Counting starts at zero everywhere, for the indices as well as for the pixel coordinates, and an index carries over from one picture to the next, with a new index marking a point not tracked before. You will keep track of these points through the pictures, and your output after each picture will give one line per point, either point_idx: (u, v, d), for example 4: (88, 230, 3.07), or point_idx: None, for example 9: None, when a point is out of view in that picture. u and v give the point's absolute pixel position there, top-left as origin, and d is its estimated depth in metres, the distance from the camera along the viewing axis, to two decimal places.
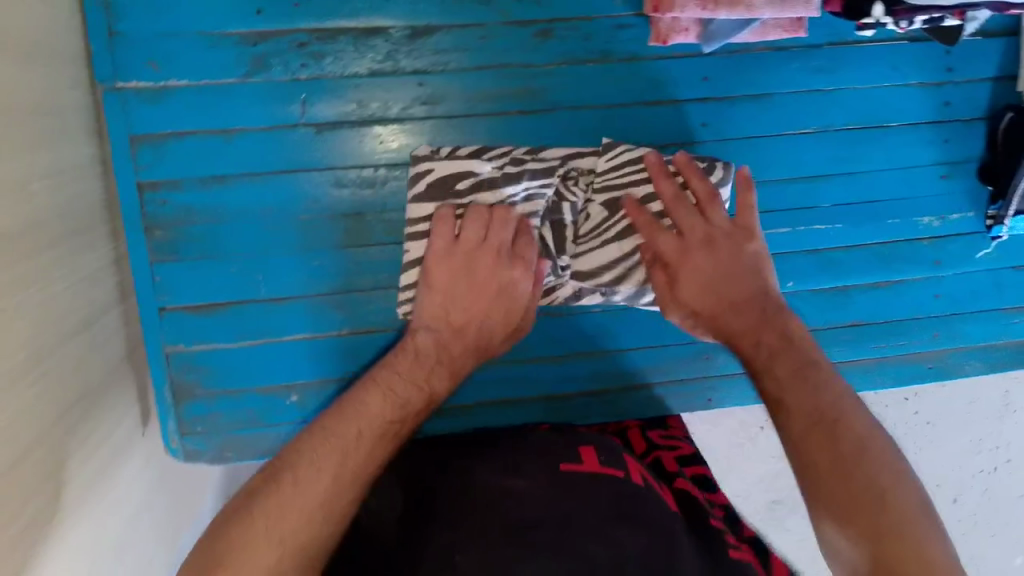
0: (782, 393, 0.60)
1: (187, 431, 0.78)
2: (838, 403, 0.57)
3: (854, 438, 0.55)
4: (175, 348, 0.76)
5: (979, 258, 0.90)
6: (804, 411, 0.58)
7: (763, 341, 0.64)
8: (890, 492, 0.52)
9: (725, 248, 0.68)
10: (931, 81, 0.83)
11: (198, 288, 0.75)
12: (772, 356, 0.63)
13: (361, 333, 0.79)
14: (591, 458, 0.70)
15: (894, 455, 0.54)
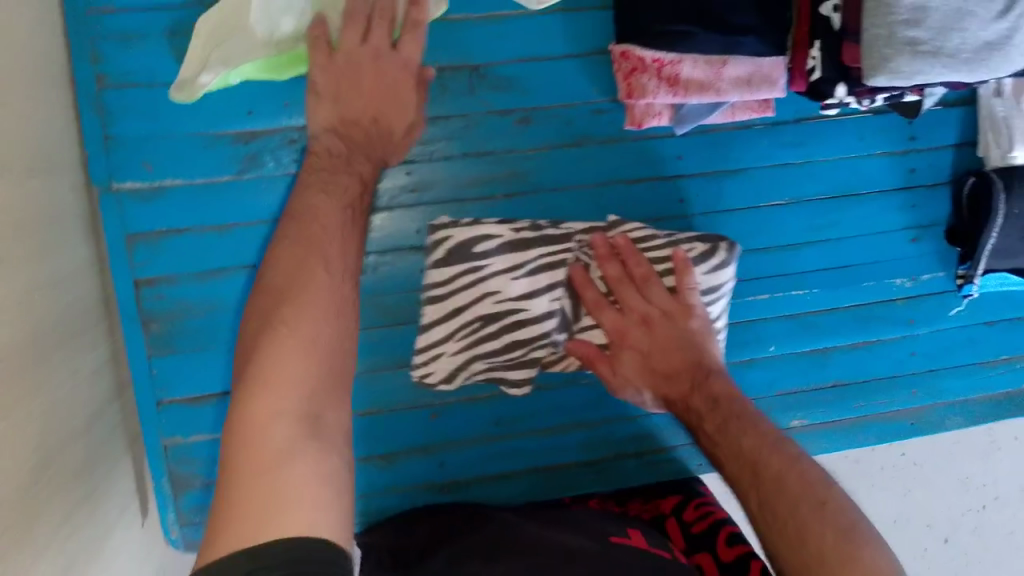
0: (714, 444, 0.63)
1: (188, 523, 0.79)
2: (760, 442, 0.61)
3: (775, 462, 0.58)
4: (173, 442, 0.77)
5: (954, 315, 0.93)
6: (733, 461, 0.61)
7: (695, 404, 0.67)
8: (816, 533, 0.52)
9: (658, 327, 0.71)
10: (896, 151, 0.87)
11: (193, 380, 0.76)
12: (713, 429, 0.64)
13: (379, 416, 0.84)
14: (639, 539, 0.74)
15: (828, 507, 0.54)
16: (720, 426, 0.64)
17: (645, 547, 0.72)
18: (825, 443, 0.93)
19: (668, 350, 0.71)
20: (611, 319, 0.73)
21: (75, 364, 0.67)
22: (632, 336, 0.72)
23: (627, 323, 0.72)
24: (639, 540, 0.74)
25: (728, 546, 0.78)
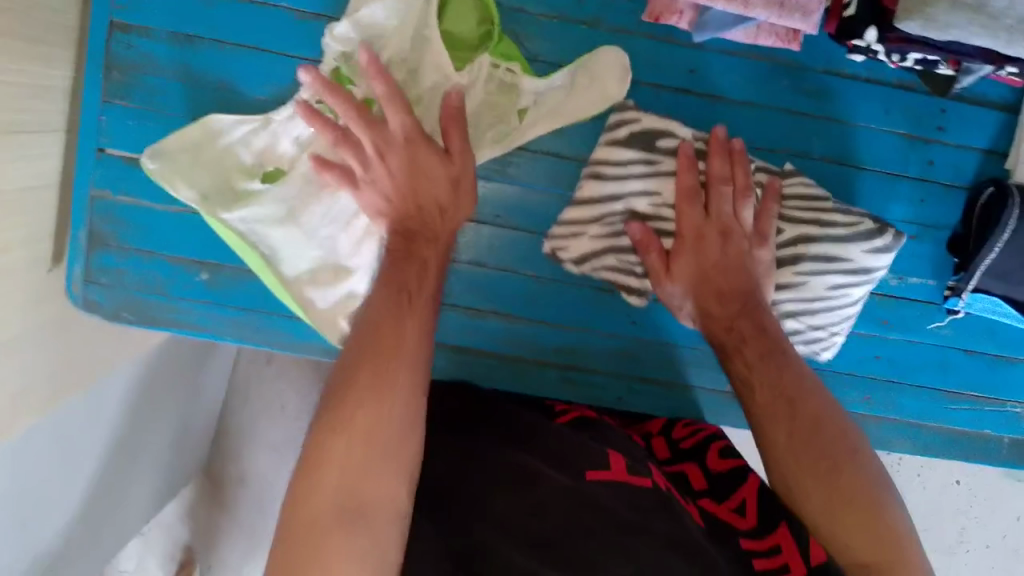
0: (749, 373, 0.67)
1: (92, 281, 0.77)
2: (814, 398, 0.64)
3: (820, 405, 0.64)
4: (101, 195, 0.76)
5: (931, 330, 0.87)
6: (765, 392, 0.65)
7: (739, 328, 0.70)
8: (863, 495, 0.59)
9: (725, 275, 0.72)
10: (918, 136, 0.83)
11: (139, 140, 0.75)
12: (744, 365, 0.68)
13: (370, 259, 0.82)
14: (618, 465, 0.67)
15: (858, 458, 0.62)
16: (754, 386, 0.66)
17: (626, 480, 0.65)
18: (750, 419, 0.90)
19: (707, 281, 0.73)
20: (716, 267, 0.73)
21: (26, 71, 0.66)
22: (712, 277, 0.73)
23: (705, 259, 0.73)
24: (621, 470, 0.66)
25: (717, 457, 0.73)
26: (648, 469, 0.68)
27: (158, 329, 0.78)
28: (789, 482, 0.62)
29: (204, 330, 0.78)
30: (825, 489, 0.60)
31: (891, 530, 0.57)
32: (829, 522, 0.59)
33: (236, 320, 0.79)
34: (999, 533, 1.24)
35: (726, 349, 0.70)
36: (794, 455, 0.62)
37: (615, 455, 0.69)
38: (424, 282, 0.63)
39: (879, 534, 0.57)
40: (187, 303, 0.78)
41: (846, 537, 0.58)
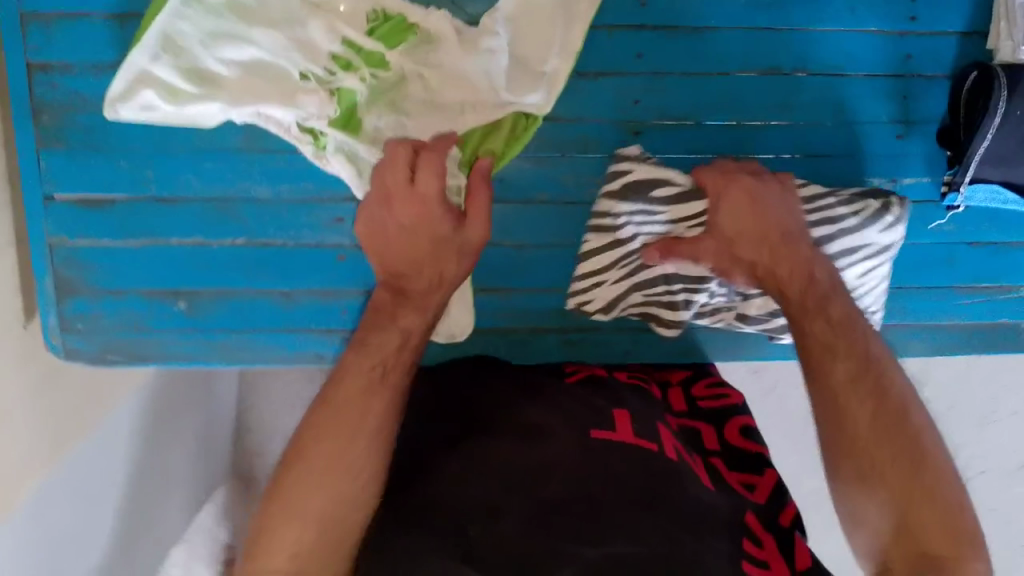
0: (847, 403, 0.65)
1: (69, 329, 0.75)
2: (907, 408, 0.65)
3: (919, 431, 0.63)
4: (60, 242, 0.73)
5: (931, 230, 0.84)
6: (861, 411, 0.65)
7: (823, 334, 0.69)
8: (937, 482, 0.61)
9: (846, 334, 0.68)
10: (892, 31, 0.78)
11: (87, 180, 0.72)
12: (845, 380, 0.66)
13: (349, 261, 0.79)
14: (625, 427, 0.74)
15: (939, 455, 0.63)
16: (858, 417, 0.65)
17: (632, 443, 0.72)
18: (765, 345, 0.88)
19: (803, 332, 0.69)
20: (823, 321, 0.69)
21: None
22: (801, 325, 0.69)
23: (809, 306, 0.70)
24: (627, 432, 0.73)
25: (737, 434, 0.79)
26: (654, 429, 0.75)
27: (146, 365, 0.78)
28: (865, 472, 0.63)
29: (194, 358, 0.77)
30: (901, 481, 0.61)
31: (952, 523, 0.59)
32: (897, 515, 0.60)
33: (223, 343, 0.77)
34: None
35: (833, 384, 0.66)
36: (871, 451, 0.63)
37: (623, 415, 0.75)
38: (410, 219, 0.69)
39: (940, 519, 0.59)
40: (171, 334, 0.77)
41: (912, 518, 0.60)
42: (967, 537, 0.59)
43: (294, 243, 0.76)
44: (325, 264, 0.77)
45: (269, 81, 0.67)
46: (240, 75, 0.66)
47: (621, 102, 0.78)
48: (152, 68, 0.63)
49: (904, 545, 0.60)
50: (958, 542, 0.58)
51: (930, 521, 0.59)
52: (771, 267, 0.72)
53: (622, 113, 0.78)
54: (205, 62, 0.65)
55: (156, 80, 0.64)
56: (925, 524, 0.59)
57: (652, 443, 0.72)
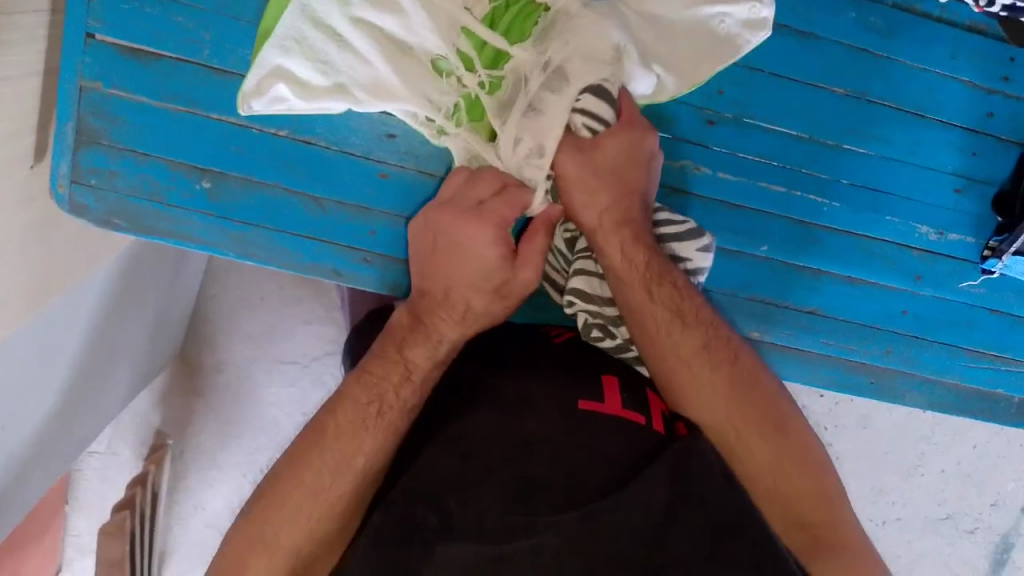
0: (683, 395, 0.65)
1: (81, 182, 0.69)
2: (755, 374, 0.66)
3: (770, 396, 0.65)
4: (91, 87, 0.67)
5: (963, 289, 0.84)
6: (709, 430, 0.64)
7: (656, 307, 0.66)
8: (790, 448, 0.63)
9: (690, 307, 0.67)
10: (983, 85, 0.77)
11: (137, 27, 0.66)
12: (670, 371, 0.66)
13: (401, 169, 0.73)
14: (613, 397, 0.65)
15: (774, 419, 0.64)
16: (709, 389, 0.64)
17: (619, 416, 0.63)
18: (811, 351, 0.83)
19: (663, 305, 0.66)
20: (664, 290, 0.67)
21: None
22: (642, 292, 0.66)
23: (658, 271, 0.67)
24: (616, 404, 0.65)
25: None
26: (642, 397, 0.67)
27: (152, 240, 0.71)
28: (730, 442, 0.63)
29: (205, 244, 0.72)
30: (770, 442, 0.63)
31: (809, 482, 0.62)
32: (763, 482, 0.62)
33: (240, 236, 0.72)
34: (954, 459, 1.31)
35: (692, 348, 0.66)
36: (730, 425, 0.63)
37: (611, 379, 0.68)
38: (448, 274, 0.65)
39: (805, 481, 0.62)
40: (188, 213, 0.71)
41: (779, 487, 0.62)
42: (821, 493, 0.62)
43: (338, 149, 0.72)
44: (365, 177, 0.73)
45: (404, 80, 0.65)
46: (378, 64, 0.64)
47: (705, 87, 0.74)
48: (284, 61, 0.62)
49: (776, 508, 0.62)
50: (818, 501, 0.62)
51: (797, 482, 0.62)
52: (619, 236, 0.67)
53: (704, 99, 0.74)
54: (334, 55, 0.63)
55: (289, 74, 0.63)
56: (790, 491, 0.62)
57: (639, 414, 0.65)
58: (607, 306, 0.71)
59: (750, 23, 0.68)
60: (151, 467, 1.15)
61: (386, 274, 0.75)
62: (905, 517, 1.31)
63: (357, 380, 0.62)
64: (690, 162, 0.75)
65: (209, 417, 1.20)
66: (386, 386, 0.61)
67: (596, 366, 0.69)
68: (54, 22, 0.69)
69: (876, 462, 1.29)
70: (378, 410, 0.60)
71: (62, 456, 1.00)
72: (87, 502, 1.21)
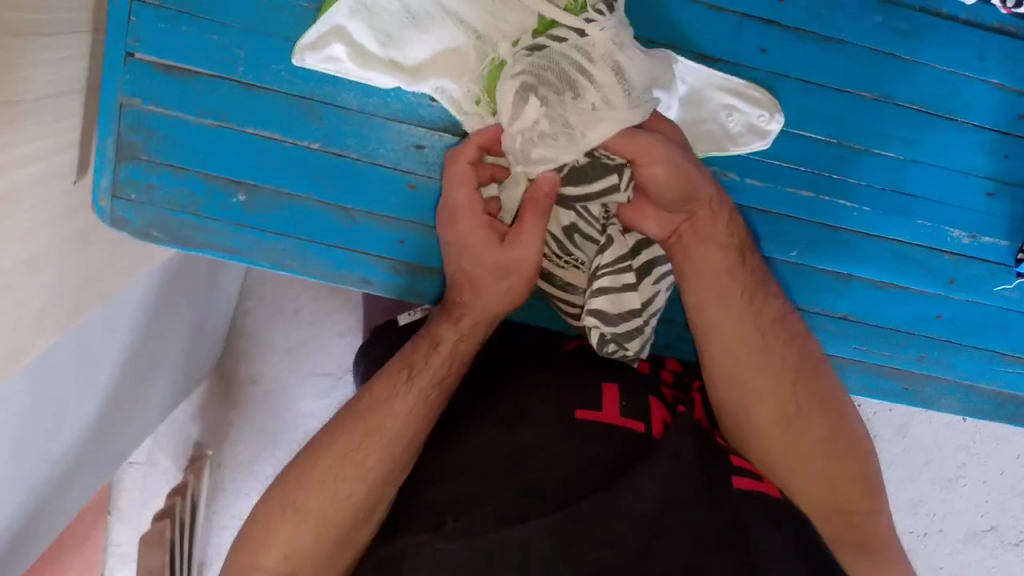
0: (744, 369, 0.66)
1: (121, 195, 0.72)
2: (818, 363, 0.68)
3: (827, 385, 0.67)
4: (131, 104, 0.69)
5: (996, 292, 0.83)
6: (768, 408, 0.65)
7: (733, 285, 0.68)
8: (844, 429, 0.65)
9: (761, 295, 0.69)
10: (1013, 87, 0.77)
11: (173, 46, 0.68)
12: (733, 348, 0.67)
13: (429, 179, 0.74)
14: (612, 405, 0.65)
15: (831, 400, 0.66)
16: (775, 369, 0.66)
17: (617, 424, 0.63)
18: (843, 356, 0.83)
19: (722, 283, 0.68)
20: (741, 272, 0.69)
21: None
22: (711, 277, 0.68)
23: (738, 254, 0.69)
24: (614, 412, 0.65)
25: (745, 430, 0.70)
26: (643, 404, 0.67)
27: (189, 251, 0.74)
28: (788, 416, 0.65)
29: (240, 253, 0.74)
30: (824, 423, 0.65)
31: (860, 473, 0.64)
32: (813, 461, 0.64)
33: (274, 246, 0.74)
34: (996, 470, 1.28)
35: (761, 328, 0.67)
36: (792, 403, 0.65)
37: (611, 387, 0.68)
38: (502, 300, 0.68)
39: (855, 471, 0.64)
40: (222, 224, 0.73)
41: (829, 470, 0.63)
42: (870, 481, 0.64)
43: (368, 160, 0.73)
44: (395, 189, 0.74)
45: (444, 56, 0.69)
46: (424, 49, 0.69)
47: None
48: (347, 24, 0.67)
49: (816, 489, 0.63)
50: (864, 493, 0.63)
51: (848, 465, 0.64)
52: (694, 220, 0.68)
53: None
54: (394, 28, 0.68)
55: (346, 36, 0.67)
56: (838, 476, 0.63)
57: (639, 422, 0.64)
58: (622, 323, 0.70)
59: (754, 129, 0.74)
60: (190, 477, 1.16)
61: (414, 282, 0.77)
62: (945, 529, 1.28)
63: (395, 357, 0.67)
64: (716, 169, 0.76)
65: (246, 426, 1.21)
66: (418, 356, 0.66)
67: (594, 377, 0.69)
68: (94, 42, 0.71)
69: (916, 471, 1.27)
70: (409, 376, 0.64)
71: (100, 467, 1.02)
72: (127, 509, 1.23)
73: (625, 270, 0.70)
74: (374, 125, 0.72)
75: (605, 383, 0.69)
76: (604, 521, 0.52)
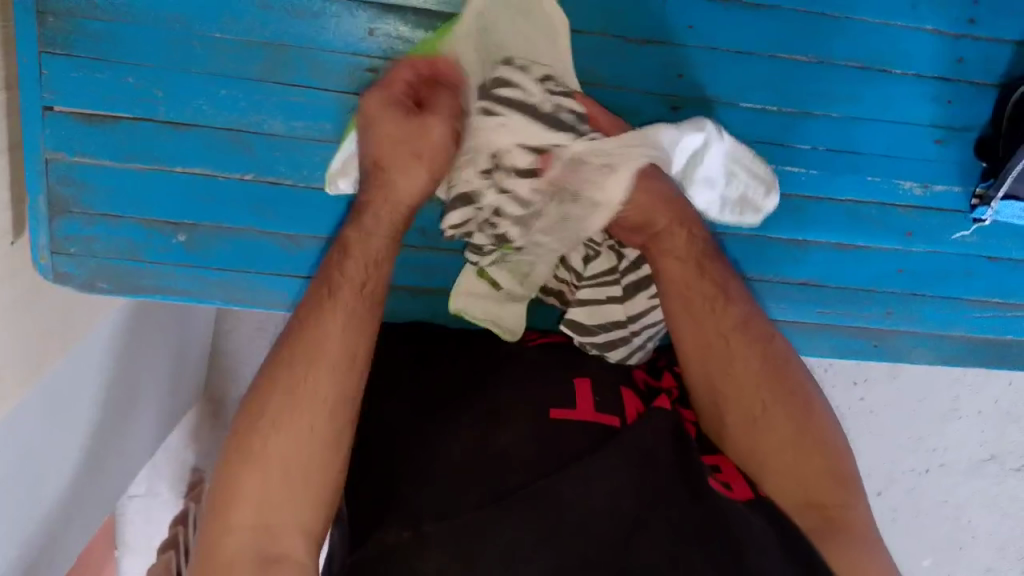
0: (711, 367, 0.62)
1: (59, 252, 0.70)
2: (791, 359, 0.63)
3: (802, 381, 0.62)
4: (57, 158, 0.68)
5: (955, 239, 0.82)
6: (733, 404, 0.61)
7: (696, 284, 0.63)
8: (816, 426, 0.60)
9: (732, 285, 0.64)
10: (950, 31, 0.75)
11: (92, 94, 0.67)
12: (702, 344, 0.62)
13: None
14: (585, 400, 0.62)
15: (804, 396, 0.61)
16: (745, 365, 0.61)
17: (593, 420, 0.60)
18: (810, 320, 0.83)
19: (694, 285, 0.63)
20: (708, 267, 0.64)
21: None
22: (681, 282, 0.63)
23: (700, 253, 0.64)
24: (588, 408, 0.61)
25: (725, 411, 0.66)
26: (618, 397, 0.64)
27: (137, 297, 0.73)
28: (753, 417, 0.60)
29: (189, 294, 0.73)
30: (796, 424, 0.60)
31: (834, 467, 0.59)
32: (787, 461, 0.59)
33: (221, 282, 0.73)
34: (990, 399, 1.22)
35: (730, 327, 0.62)
36: (760, 401, 0.61)
37: (583, 382, 0.65)
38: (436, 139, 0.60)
39: (830, 467, 0.59)
40: (166, 268, 0.72)
41: (798, 469, 0.59)
42: (845, 479, 0.59)
43: (305, 184, 0.72)
44: (337, 211, 0.73)
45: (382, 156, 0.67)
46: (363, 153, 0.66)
47: (663, 75, 0.73)
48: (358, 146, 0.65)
49: (789, 488, 0.59)
50: (840, 488, 0.59)
51: (819, 463, 0.59)
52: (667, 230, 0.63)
53: (664, 87, 0.74)
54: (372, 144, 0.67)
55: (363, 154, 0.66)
56: (809, 474, 0.59)
57: (613, 417, 0.61)
58: (603, 332, 0.71)
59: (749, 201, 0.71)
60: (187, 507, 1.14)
61: None
62: (948, 463, 1.23)
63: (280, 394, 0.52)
64: None
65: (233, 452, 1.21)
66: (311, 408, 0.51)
67: (564, 371, 0.66)
68: (9, 99, 0.69)
69: (911, 411, 1.21)
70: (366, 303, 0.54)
71: (99, 513, 1.00)
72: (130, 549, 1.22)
73: (608, 283, 0.72)
74: (307, 148, 0.71)
75: (576, 378, 0.65)
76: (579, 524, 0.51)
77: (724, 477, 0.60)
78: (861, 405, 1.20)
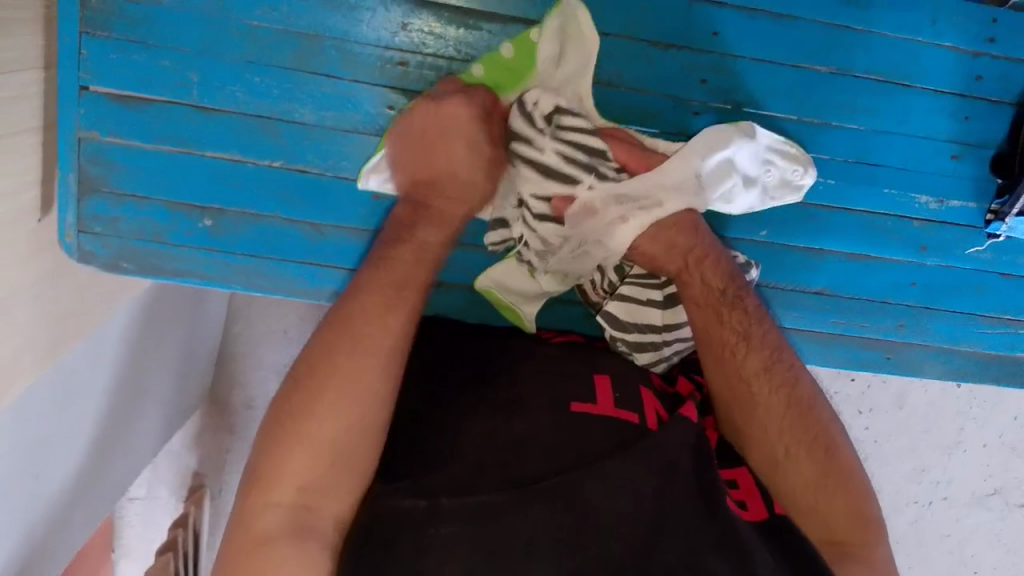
0: (738, 409, 0.65)
1: (86, 229, 0.71)
2: (815, 402, 0.65)
3: (825, 423, 0.64)
4: (90, 136, 0.69)
5: (970, 255, 0.83)
6: (758, 445, 0.64)
7: (723, 329, 0.66)
8: (839, 469, 0.62)
9: (758, 332, 0.66)
10: (968, 48, 0.77)
11: (127, 75, 0.68)
12: (729, 387, 0.65)
13: None
14: (606, 396, 0.63)
15: (827, 440, 0.63)
16: (770, 407, 0.64)
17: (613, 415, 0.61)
18: (824, 329, 0.83)
19: (719, 329, 0.66)
20: (734, 312, 0.67)
21: None
22: (710, 322, 0.66)
23: (720, 301, 0.67)
24: (608, 403, 0.62)
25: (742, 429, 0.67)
26: (636, 394, 0.65)
27: (159, 279, 0.74)
28: (776, 459, 0.63)
29: (211, 278, 0.74)
30: (820, 466, 0.62)
31: (854, 507, 0.61)
32: (810, 500, 0.61)
33: (244, 267, 0.74)
34: (995, 432, 1.22)
35: (756, 371, 0.65)
36: (784, 443, 0.63)
37: (603, 377, 0.66)
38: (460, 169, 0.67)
39: (852, 506, 0.61)
40: (190, 251, 0.73)
41: (820, 507, 0.61)
42: (867, 521, 0.61)
43: (331, 174, 0.73)
44: (360, 201, 0.74)
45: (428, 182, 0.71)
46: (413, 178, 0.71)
47: (687, 80, 0.75)
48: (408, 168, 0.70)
49: (811, 522, 0.61)
50: (860, 527, 0.60)
51: (841, 502, 0.61)
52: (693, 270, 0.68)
53: (688, 92, 0.75)
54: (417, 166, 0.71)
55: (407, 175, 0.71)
56: (830, 513, 0.61)
57: (632, 413, 0.62)
58: (636, 332, 0.72)
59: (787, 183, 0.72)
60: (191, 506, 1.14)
61: None
62: (951, 496, 1.23)
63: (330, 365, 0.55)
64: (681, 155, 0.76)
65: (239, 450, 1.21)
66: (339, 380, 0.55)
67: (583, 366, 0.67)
68: (45, 78, 0.70)
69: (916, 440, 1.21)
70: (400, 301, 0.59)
71: (103, 507, 1.00)
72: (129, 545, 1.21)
73: (650, 287, 0.73)
74: (335, 137, 0.72)
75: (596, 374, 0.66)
76: (597, 511, 0.51)
77: (740, 493, 0.62)
78: (866, 434, 1.20)
